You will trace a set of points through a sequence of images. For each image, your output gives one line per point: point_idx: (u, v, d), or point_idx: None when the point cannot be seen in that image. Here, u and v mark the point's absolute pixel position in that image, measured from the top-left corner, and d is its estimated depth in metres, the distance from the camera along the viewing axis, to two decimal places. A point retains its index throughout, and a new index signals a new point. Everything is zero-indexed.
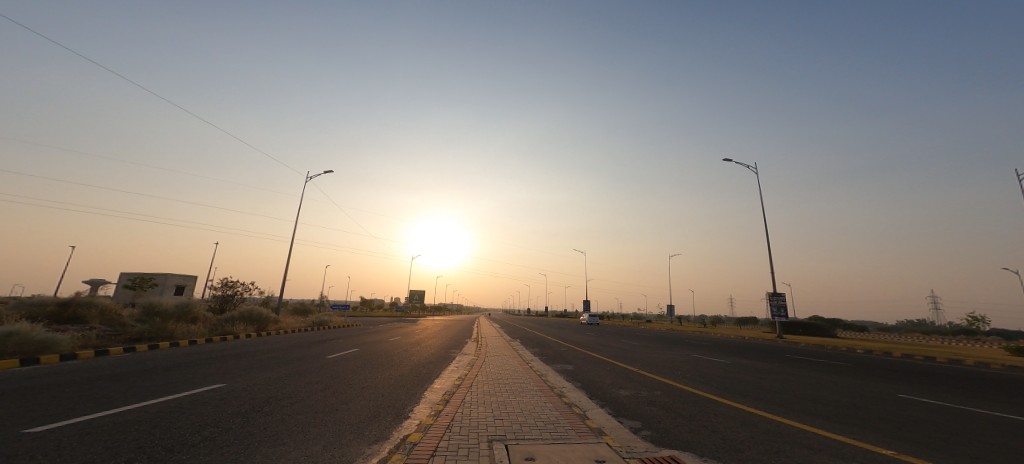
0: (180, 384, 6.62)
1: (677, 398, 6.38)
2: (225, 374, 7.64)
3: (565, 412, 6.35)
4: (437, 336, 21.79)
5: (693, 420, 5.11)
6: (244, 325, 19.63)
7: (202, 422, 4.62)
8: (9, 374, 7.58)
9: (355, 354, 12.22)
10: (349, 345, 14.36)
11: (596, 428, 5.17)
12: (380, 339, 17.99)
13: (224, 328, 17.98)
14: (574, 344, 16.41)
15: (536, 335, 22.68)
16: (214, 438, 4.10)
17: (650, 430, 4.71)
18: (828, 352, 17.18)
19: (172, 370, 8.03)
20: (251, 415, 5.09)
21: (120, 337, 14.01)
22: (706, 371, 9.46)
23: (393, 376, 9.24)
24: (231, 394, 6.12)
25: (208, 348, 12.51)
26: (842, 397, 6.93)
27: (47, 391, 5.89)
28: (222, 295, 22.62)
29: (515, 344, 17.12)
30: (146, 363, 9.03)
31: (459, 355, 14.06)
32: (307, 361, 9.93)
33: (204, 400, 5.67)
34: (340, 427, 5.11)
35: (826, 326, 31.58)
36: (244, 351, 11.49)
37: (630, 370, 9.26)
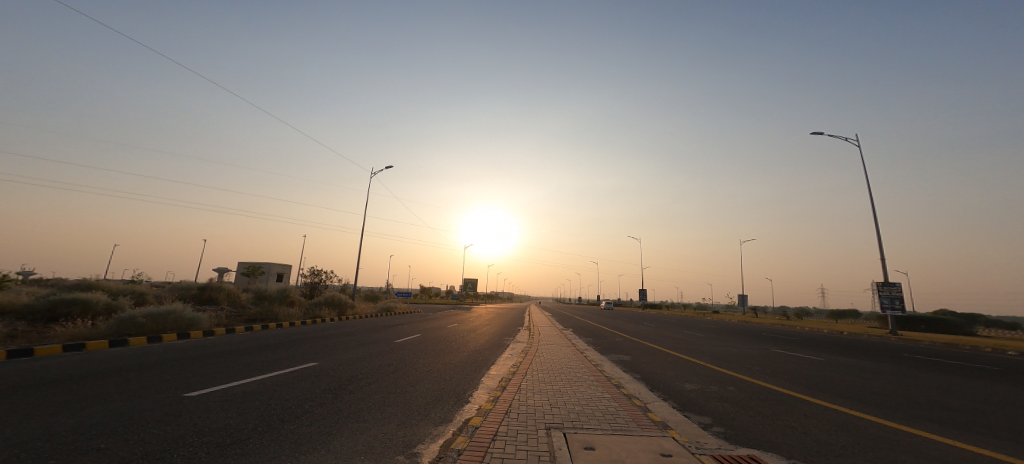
0: (278, 361, 7.44)
1: (752, 395, 6.01)
2: (312, 353, 8.49)
3: (625, 404, 6.25)
4: (492, 324, 22.43)
5: (775, 420, 4.79)
6: (329, 309, 21.55)
7: (301, 395, 5.20)
8: (148, 348, 8.94)
9: (423, 340, 12.92)
10: (411, 331, 15.21)
11: (660, 422, 5.03)
12: (439, 325, 18.88)
13: (315, 312, 19.90)
14: (631, 335, 16.04)
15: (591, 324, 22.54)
16: (313, 410, 4.59)
17: (721, 427, 4.51)
18: (953, 352, 15.15)
19: (266, 349, 9.01)
20: (338, 392, 5.61)
21: (240, 317, 15.97)
22: (792, 367, 8.81)
23: (455, 362, 9.65)
24: (321, 372, 6.78)
25: (298, 330, 13.93)
26: (970, 404, 6.11)
27: (175, 361, 6.91)
28: (309, 282, 25.09)
29: (568, 333, 17.07)
30: (247, 341, 10.24)
31: (513, 343, 14.32)
32: (380, 344, 10.67)
33: (303, 376, 6.34)
34: (411, 407, 5.50)
35: (959, 321, 27.59)
36: (328, 332, 12.60)
37: (696, 364, 8.87)
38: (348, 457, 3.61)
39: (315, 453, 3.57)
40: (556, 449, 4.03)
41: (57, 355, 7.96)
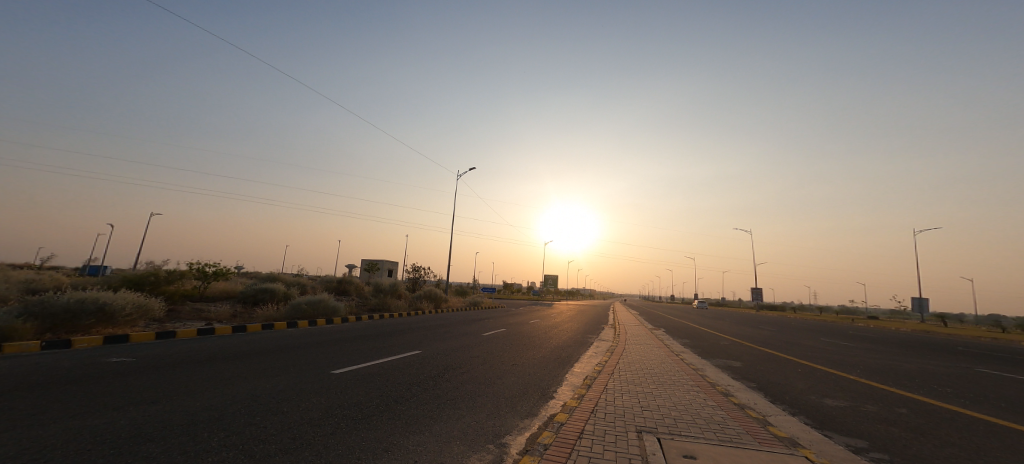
0: (383, 352, 8.09)
1: (931, 420, 4.84)
2: (412, 343, 9.07)
3: (734, 414, 5.52)
4: (578, 321, 22.04)
5: (970, 453, 3.76)
6: (427, 302, 23.25)
7: (402, 385, 5.55)
8: (283, 336, 10.45)
9: (514, 335, 13.07)
10: (496, 325, 15.57)
11: (784, 438, 4.29)
12: (522, 321, 19.08)
13: (417, 304, 21.65)
14: (737, 338, 14.44)
15: (686, 324, 20.89)
16: (417, 399, 4.85)
17: (880, 454, 3.66)
18: None
19: (369, 338, 9.85)
20: (436, 379, 5.86)
21: (365, 306, 19.14)
22: (988, 391, 7.00)
23: (545, 358, 9.55)
24: (420, 360, 7.19)
25: (397, 320, 15.09)
26: None
27: (298, 357, 7.92)
28: (412, 277, 27.39)
29: (659, 333, 16.00)
30: (356, 331, 11.36)
31: (598, 341, 13.82)
32: (474, 337, 11.03)
33: (402, 366, 6.76)
34: (499, 399, 5.48)
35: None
36: (427, 324, 13.46)
37: (834, 377, 7.55)
38: (445, 441, 3.72)
39: (416, 436, 3.77)
40: (649, 453, 3.64)
41: (218, 338, 9.65)
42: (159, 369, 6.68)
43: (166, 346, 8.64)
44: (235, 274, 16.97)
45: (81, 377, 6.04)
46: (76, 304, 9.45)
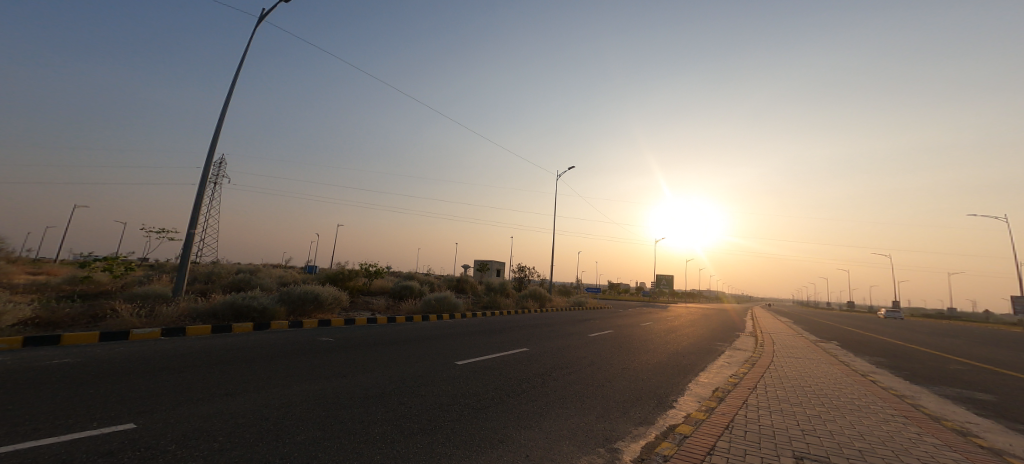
0: (493, 347, 8.61)
1: None
2: (523, 340, 9.51)
3: (916, 442, 4.47)
4: (695, 325, 20.27)
5: None
6: (532, 301, 24.00)
7: (512, 379, 5.92)
8: (413, 328, 11.94)
9: (625, 338, 12.64)
10: (603, 326, 15.27)
11: None
12: (630, 322, 18.37)
13: (522, 302, 22.54)
14: (918, 358, 11.63)
15: (840, 336, 17.58)
16: (533, 394, 5.13)
17: None
18: None
19: (479, 334, 10.61)
20: (545, 377, 6.07)
21: (480, 303, 20.66)
22: None
23: (657, 363, 9.10)
24: (528, 358, 7.51)
25: (506, 317, 15.85)
26: None
27: (424, 348, 8.98)
28: (516, 276, 28.58)
29: (799, 344, 13.83)
30: (474, 326, 12.34)
31: (720, 349, 12.53)
32: (582, 339, 11.02)
33: (511, 361, 7.18)
34: (609, 401, 5.46)
35: None
36: (536, 323, 13.91)
37: None
38: (558, 439, 3.82)
39: (528, 430, 3.93)
40: None
41: (358, 327, 11.39)
42: (323, 349, 8.28)
43: (329, 330, 10.60)
44: (386, 272, 19.77)
45: (273, 351, 7.82)
46: (307, 293, 12.40)
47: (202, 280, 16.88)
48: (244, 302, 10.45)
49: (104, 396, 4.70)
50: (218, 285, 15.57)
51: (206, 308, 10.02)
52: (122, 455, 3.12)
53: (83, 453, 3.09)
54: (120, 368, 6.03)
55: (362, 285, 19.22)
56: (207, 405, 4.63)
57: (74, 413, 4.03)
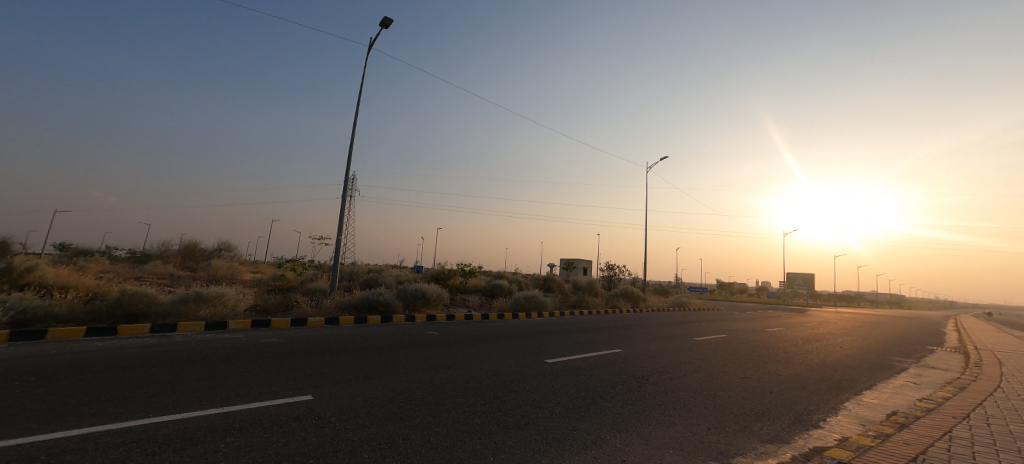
0: (587, 347, 8.56)
1: None
2: (615, 340, 9.35)
3: None
4: (828, 330, 17.52)
5: None
6: (626, 301, 23.18)
7: (606, 381, 5.90)
8: (505, 326, 12.47)
9: (731, 341, 11.56)
10: (710, 329, 14.06)
11: None
12: (742, 326, 16.63)
13: (615, 302, 21.90)
14: None
15: None
16: (626, 399, 5.01)
17: None
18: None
19: (574, 334, 10.62)
20: (643, 381, 5.91)
21: (568, 302, 20.69)
22: None
23: (769, 366, 8.18)
24: (624, 360, 7.32)
25: (601, 317, 15.54)
26: None
27: (516, 345, 9.37)
28: (608, 275, 27.94)
29: (983, 358, 11.03)
30: (568, 325, 12.37)
31: (864, 357, 10.64)
32: (679, 341, 10.40)
33: (606, 363, 7.09)
34: (714, 408, 4.89)
35: None
36: (628, 323, 13.49)
37: None
38: (656, 446, 3.64)
39: (624, 435, 3.89)
40: None
41: (459, 324, 12.20)
42: (430, 342, 9.16)
43: (431, 324, 11.66)
44: (480, 272, 20.98)
45: (387, 342, 8.87)
46: (421, 290, 13.97)
47: (345, 277, 20.38)
48: (373, 296, 12.46)
49: (271, 371, 5.89)
50: (356, 282, 18.69)
51: (348, 300, 12.32)
52: (288, 424, 3.91)
53: (256, 422, 3.87)
54: (279, 348, 7.46)
55: (460, 283, 20.69)
56: (341, 386, 5.41)
57: (254, 386, 5.15)
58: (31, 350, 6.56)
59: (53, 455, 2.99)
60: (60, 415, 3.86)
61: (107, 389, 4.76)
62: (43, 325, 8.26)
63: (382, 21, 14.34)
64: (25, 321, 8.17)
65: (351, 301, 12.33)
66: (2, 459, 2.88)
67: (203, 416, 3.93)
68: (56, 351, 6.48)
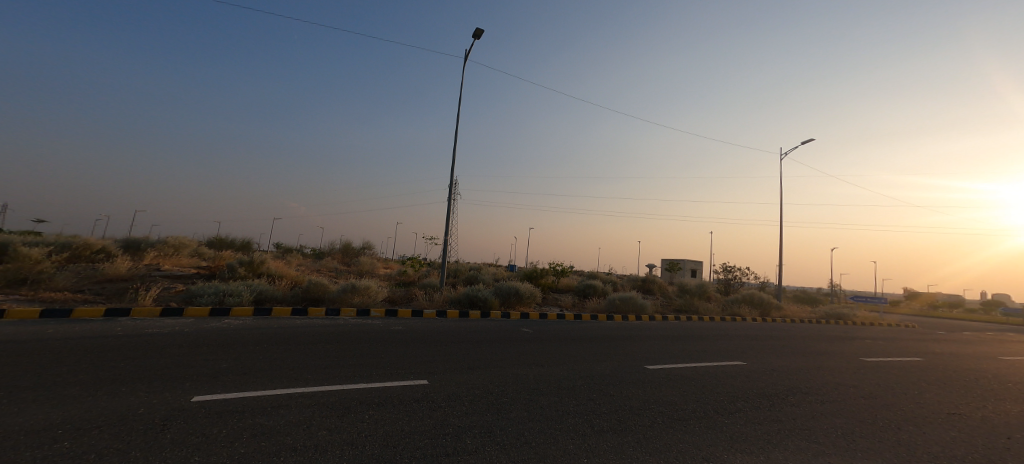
0: (708, 356, 7.86)
1: None
2: (732, 352, 8.38)
3: None
4: None
5: None
6: (750, 307, 20.67)
7: (723, 395, 5.28)
8: (606, 327, 12.13)
9: (886, 361, 9.45)
10: (866, 346, 11.77)
11: None
12: (913, 344, 13.54)
13: (735, 307, 19.70)
14: None
15: None
16: (757, 416, 4.47)
17: None
18: None
19: (690, 340, 9.85)
20: (777, 400, 5.17)
21: (670, 306, 19.24)
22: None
23: (956, 396, 6.53)
24: (754, 374, 6.54)
25: (721, 325, 14.14)
26: None
27: (621, 348, 9.06)
28: (726, 278, 25.40)
29: None
30: (681, 331, 11.52)
31: None
32: (814, 356, 8.87)
33: (731, 375, 6.43)
34: (870, 440, 4.03)
35: None
36: (746, 333, 11.97)
37: None
38: None
39: (753, 456, 3.45)
40: None
41: (565, 323, 12.24)
42: (538, 340, 9.36)
43: (529, 322, 11.88)
44: (572, 272, 20.69)
45: (487, 336, 9.27)
46: (520, 288, 14.42)
47: (451, 273, 22.07)
48: (473, 292, 13.30)
49: (396, 355, 6.61)
50: (458, 279, 20.07)
51: (454, 295, 13.39)
52: (415, 403, 4.33)
53: (391, 399, 4.37)
54: (397, 335, 8.31)
55: (551, 282, 20.72)
56: (459, 375, 5.82)
57: (378, 367, 5.79)
58: (243, 321, 8.49)
59: (236, 404, 3.73)
60: (254, 373, 4.87)
61: (276, 356, 5.83)
62: (273, 303, 11.06)
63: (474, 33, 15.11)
64: (262, 300, 10.98)
65: (460, 297, 13.32)
66: (220, 404, 3.70)
67: (352, 389, 4.57)
68: (245, 323, 8.18)
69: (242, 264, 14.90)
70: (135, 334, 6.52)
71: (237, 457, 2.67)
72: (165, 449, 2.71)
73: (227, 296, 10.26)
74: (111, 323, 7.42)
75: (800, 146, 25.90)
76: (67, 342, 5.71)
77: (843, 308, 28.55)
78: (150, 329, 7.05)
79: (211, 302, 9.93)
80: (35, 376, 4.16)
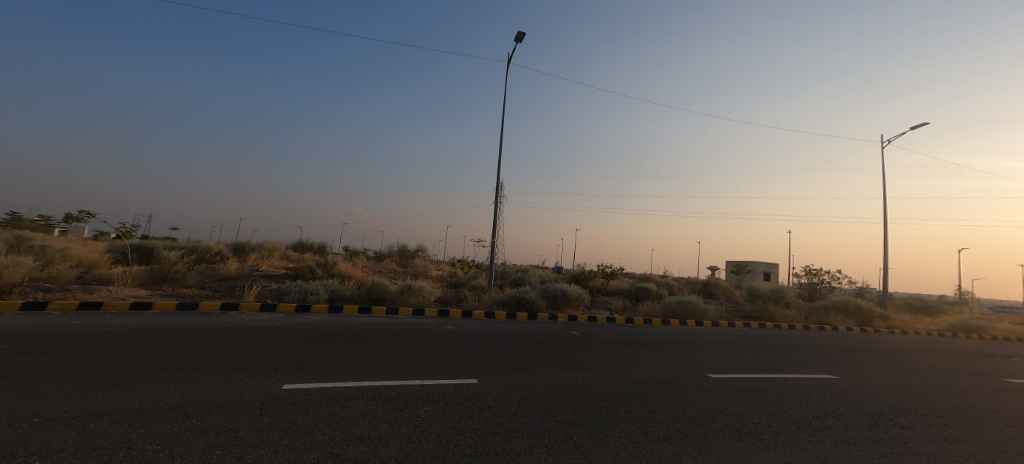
0: (787, 367, 7.25)
1: None
2: (809, 363, 7.64)
3: None
4: None
5: None
6: (842, 314, 18.58)
7: (804, 410, 4.83)
8: (669, 332, 11.63)
9: (1011, 381, 8.05)
10: (995, 364, 10.08)
11: None
12: None
13: (821, 315, 17.88)
14: None
15: None
16: (845, 435, 4.06)
17: None
18: None
19: (766, 349, 9.12)
20: (870, 419, 4.63)
21: (738, 312, 17.79)
22: None
23: None
24: (843, 389, 5.92)
25: (805, 334, 12.91)
26: None
27: (687, 354, 8.64)
28: (810, 283, 23.16)
29: None
30: (755, 339, 10.70)
31: None
32: (922, 372, 7.80)
33: (815, 389, 5.88)
34: None
35: None
36: (825, 343, 10.77)
37: None
38: None
39: None
40: None
41: (626, 328, 11.89)
42: (598, 344, 9.21)
43: (577, 325, 11.68)
44: (621, 274, 20.05)
45: (537, 338, 9.29)
46: (571, 290, 14.26)
47: (498, 275, 22.32)
48: (520, 295, 13.34)
49: (459, 354, 6.84)
50: (506, 281, 20.27)
51: (501, 296, 13.52)
52: (474, 402, 4.46)
53: (452, 397, 4.54)
54: (449, 335, 8.59)
55: (599, 285, 20.22)
56: (516, 376, 5.91)
57: (432, 365, 6.03)
58: (325, 317, 9.28)
59: (311, 393, 4.09)
60: (332, 366, 5.30)
61: (342, 350, 6.28)
62: (345, 301, 11.99)
63: (516, 36, 15.17)
64: (335, 298, 11.93)
65: (511, 297, 13.42)
66: (302, 393, 4.06)
67: (417, 386, 4.81)
68: (317, 319, 8.89)
69: (319, 266, 16.31)
70: (236, 326, 7.40)
71: (315, 442, 2.92)
72: (261, 430, 3.04)
73: (309, 293, 11.30)
74: (219, 316, 8.49)
75: (906, 132, 22.82)
76: (185, 331, 6.63)
77: (962, 318, 24.62)
78: (248, 322, 7.96)
79: (295, 299, 10.98)
80: (151, 359, 4.83)
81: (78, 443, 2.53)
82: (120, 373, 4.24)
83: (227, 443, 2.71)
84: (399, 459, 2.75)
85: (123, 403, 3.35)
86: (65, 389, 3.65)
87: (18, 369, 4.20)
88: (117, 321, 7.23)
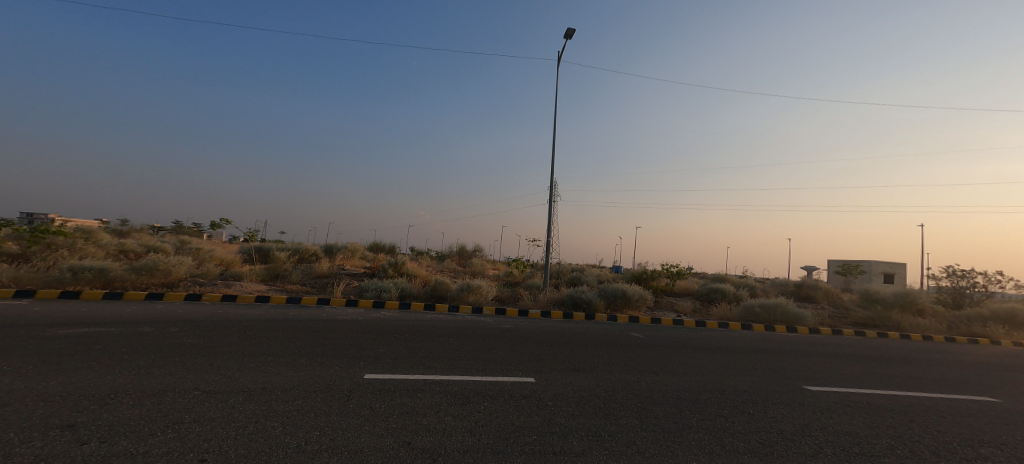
0: (906, 383, 6.19)
1: None
2: (937, 379, 6.45)
3: None
4: None
5: None
6: (1001, 324, 15.23)
7: (939, 435, 4.06)
8: (751, 338, 10.59)
9: None
10: None
11: None
12: None
13: (967, 324, 14.87)
14: None
15: None
16: None
17: None
18: None
19: (877, 361, 7.88)
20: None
21: (847, 319, 15.47)
22: None
23: None
24: (983, 412, 4.91)
25: (937, 346, 10.90)
26: None
27: (773, 362, 7.80)
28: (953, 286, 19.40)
29: None
30: (864, 349, 9.31)
31: None
32: None
33: (945, 410, 4.94)
34: None
35: None
36: (963, 356, 8.97)
37: None
38: None
39: None
40: None
41: (704, 332, 11.04)
42: (669, 348, 8.69)
43: (640, 326, 11.09)
44: (689, 274, 18.67)
45: (603, 339, 9.03)
46: (635, 291, 13.61)
47: (556, 274, 22.20)
48: (577, 295, 13.01)
49: (523, 354, 6.91)
50: (562, 280, 20.02)
51: (557, 296, 13.35)
52: (535, 401, 4.47)
53: (514, 395, 4.60)
54: (509, 333, 8.72)
55: (664, 286, 18.99)
56: (579, 377, 5.79)
57: (493, 362, 6.18)
58: (399, 313, 9.98)
59: (386, 383, 4.41)
60: (404, 359, 5.68)
61: (414, 345, 6.69)
62: (413, 299, 12.75)
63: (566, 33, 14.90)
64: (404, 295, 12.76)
65: (566, 298, 13.17)
66: (378, 383, 4.39)
67: (481, 382, 4.95)
68: (390, 315, 9.59)
69: (391, 265, 17.57)
70: (325, 319, 8.27)
71: (390, 429, 3.15)
72: (345, 414, 3.35)
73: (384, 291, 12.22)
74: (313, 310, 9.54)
75: None
76: (285, 322, 7.57)
77: None
78: (336, 315, 8.83)
79: (373, 296, 11.94)
80: (257, 345, 5.59)
81: (203, 414, 2.99)
82: (234, 356, 4.96)
83: (321, 425, 3.03)
84: (465, 449, 2.88)
85: (236, 382, 3.90)
86: (195, 367, 4.35)
87: (166, 349, 5.11)
88: (236, 312, 8.47)
